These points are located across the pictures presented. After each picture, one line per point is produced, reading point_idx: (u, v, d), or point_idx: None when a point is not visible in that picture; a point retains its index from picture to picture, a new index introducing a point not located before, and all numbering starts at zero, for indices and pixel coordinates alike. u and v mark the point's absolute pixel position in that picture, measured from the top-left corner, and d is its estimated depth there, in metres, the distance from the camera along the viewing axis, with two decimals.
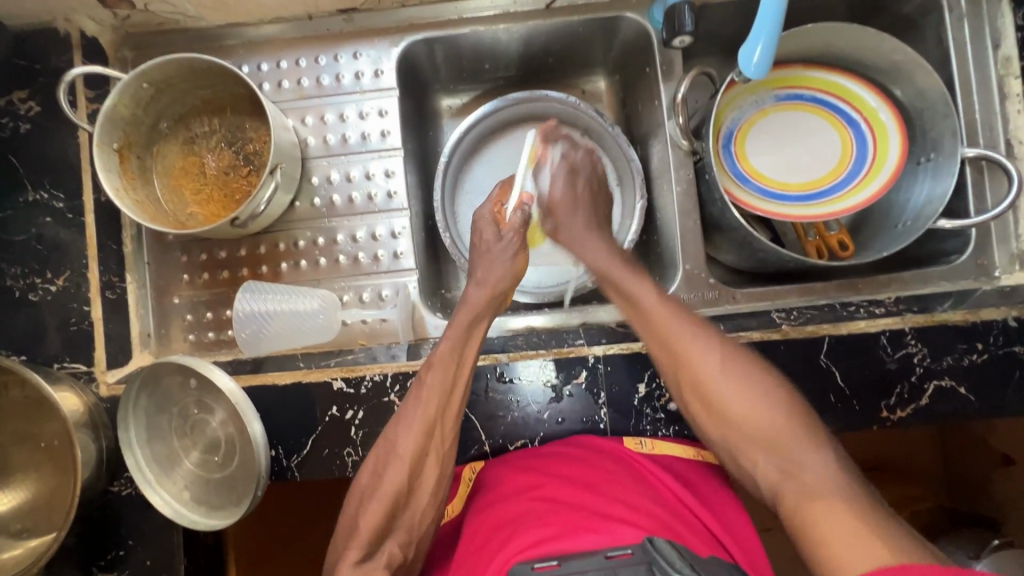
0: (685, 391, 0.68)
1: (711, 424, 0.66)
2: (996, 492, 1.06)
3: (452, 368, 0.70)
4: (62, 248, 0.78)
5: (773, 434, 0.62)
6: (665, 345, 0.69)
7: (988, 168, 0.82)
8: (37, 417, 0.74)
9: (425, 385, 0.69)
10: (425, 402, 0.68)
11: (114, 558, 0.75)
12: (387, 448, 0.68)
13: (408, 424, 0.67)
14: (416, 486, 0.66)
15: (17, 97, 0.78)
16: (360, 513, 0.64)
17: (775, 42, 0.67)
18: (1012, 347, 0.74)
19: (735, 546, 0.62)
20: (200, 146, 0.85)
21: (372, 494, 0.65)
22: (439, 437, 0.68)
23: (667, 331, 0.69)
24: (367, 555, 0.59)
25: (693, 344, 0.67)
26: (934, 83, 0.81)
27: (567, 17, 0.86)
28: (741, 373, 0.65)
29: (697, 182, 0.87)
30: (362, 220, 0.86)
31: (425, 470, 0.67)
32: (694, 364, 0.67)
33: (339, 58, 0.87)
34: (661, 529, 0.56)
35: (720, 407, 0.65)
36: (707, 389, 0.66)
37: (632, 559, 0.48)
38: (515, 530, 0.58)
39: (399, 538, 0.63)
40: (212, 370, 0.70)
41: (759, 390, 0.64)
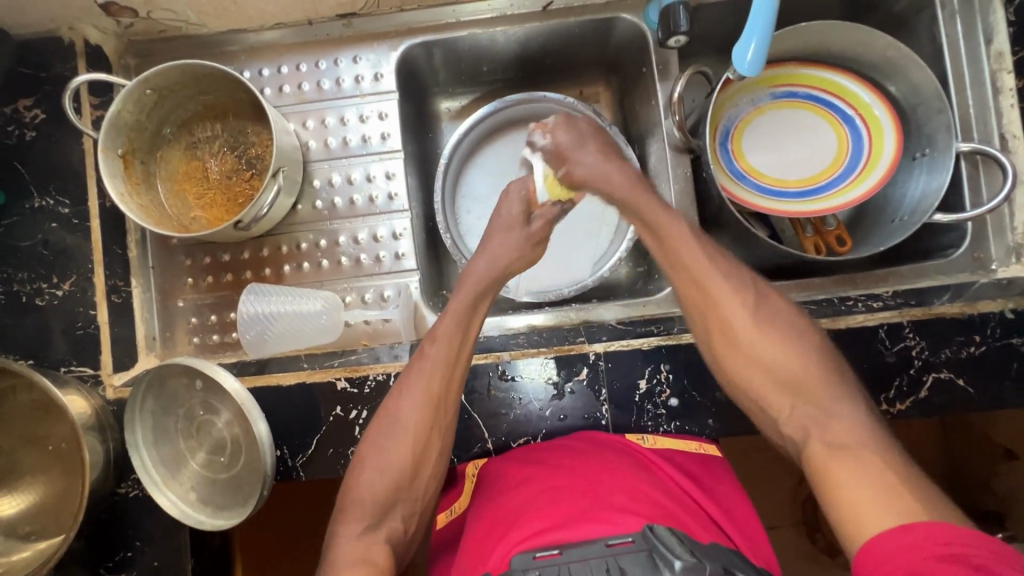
0: (712, 334, 0.71)
1: (736, 363, 0.69)
2: (1000, 486, 1.06)
3: (455, 342, 0.73)
4: (68, 253, 0.79)
5: (800, 369, 0.66)
6: (701, 282, 0.72)
7: (983, 162, 0.82)
8: (46, 420, 0.75)
9: (427, 358, 0.72)
10: (427, 375, 0.71)
11: (122, 559, 0.75)
12: (388, 418, 0.71)
13: (413, 396, 0.70)
14: (418, 458, 0.70)
15: (23, 105, 0.80)
16: (363, 483, 0.69)
17: (768, 41, 0.68)
18: (1010, 339, 0.75)
19: (738, 533, 0.63)
20: (203, 150, 0.86)
21: (374, 464, 0.69)
22: (441, 411, 0.71)
23: (700, 268, 0.72)
24: (370, 526, 0.67)
25: (733, 281, 0.71)
26: (927, 78, 0.82)
27: (563, 19, 0.87)
28: (770, 312, 0.70)
29: (694, 179, 0.88)
30: (364, 221, 0.87)
31: (427, 441, 0.70)
32: (724, 306, 0.71)
33: (339, 62, 0.88)
34: (663, 516, 0.57)
35: (744, 337, 0.69)
36: (737, 328, 0.70)
37: (633, 546, 0.50)
38: (518, 520, 0.59)
39: (401, 511, 0.69)
40: (217, 371, 0.70)
41: (787, 328, 0.69)
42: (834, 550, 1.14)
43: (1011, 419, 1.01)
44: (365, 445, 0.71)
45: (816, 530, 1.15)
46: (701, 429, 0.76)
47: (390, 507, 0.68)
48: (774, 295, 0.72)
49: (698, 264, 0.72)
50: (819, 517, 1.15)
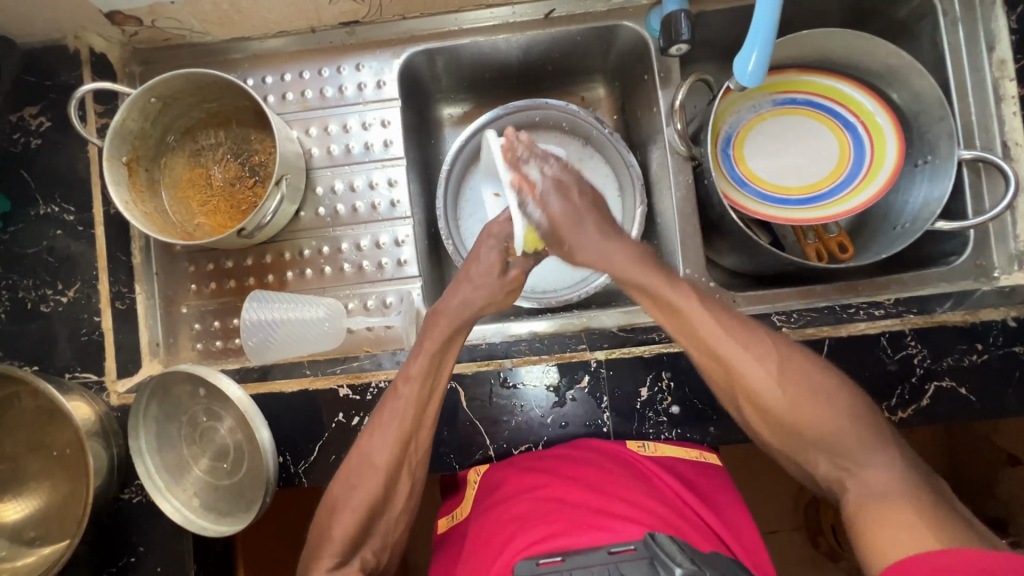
0: (741, 404, 0.68)
1: (766, 429, 0.67)
2: (1003, 491, 1.06)
3: (429, 384, 0.71)
4: (73, 260, 0.80)
5: (826, 426, 0.63)
6: (714, 355, 0.67)
7: (986, 170, 0.82)
8: (51, 425, 0.76)
9: (400, 398, 0.70)
10: (400, 414, 0.70)
11: (125, 565, 0.76)
12: (362, 458, 0.69)
13: (384, 435, 0.69)
14: (388, 496, 0.69)
15: (29, 113, 0.80)
16: (334, 520, 0.67)
17: (769, 51, 0.67)
18: (1012, 347, 0.75)
19: (737, 542, 0.63)
20: (205, 158, 0.86)
21: (347, 501, 0.68)
22: (412, 449, 0.70)
23: (718, 340, 0.67)
24: (343, 561, 0.64)
25: (744, 355, 0.66)
26: (929, 86, 0.82)
27: (565, 27, 0.88)
28: (797, 379, 0.65)
29: (696, 186, 0.88)
30: (366, 228, 0.87)
31: (399, 479, 0.70)
32: (748, 379, 0.66)
33: (342, 70, 0.88)
34: (662, 524, 0.58)
35: (777, 417, 0.65)
36: (767, 401, 0.65)
37: (635, 554, 0.50)
38: (520, 528, 0.59)
39: (374, 542, 0.68)
40: (221, 379, 0.70)
41: (806, 381, 0.65)
42: (836, 555, 1.14)
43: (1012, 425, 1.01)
44: (339, 478, 0.70)
45: (818, 536, 1.15)
46: (702, 436, 0.76)
47: (361, 540, 0.66)
48: (796, 355, 0.67)
49: (710, 338, 0.67)
50: (822, 523, 1.15)
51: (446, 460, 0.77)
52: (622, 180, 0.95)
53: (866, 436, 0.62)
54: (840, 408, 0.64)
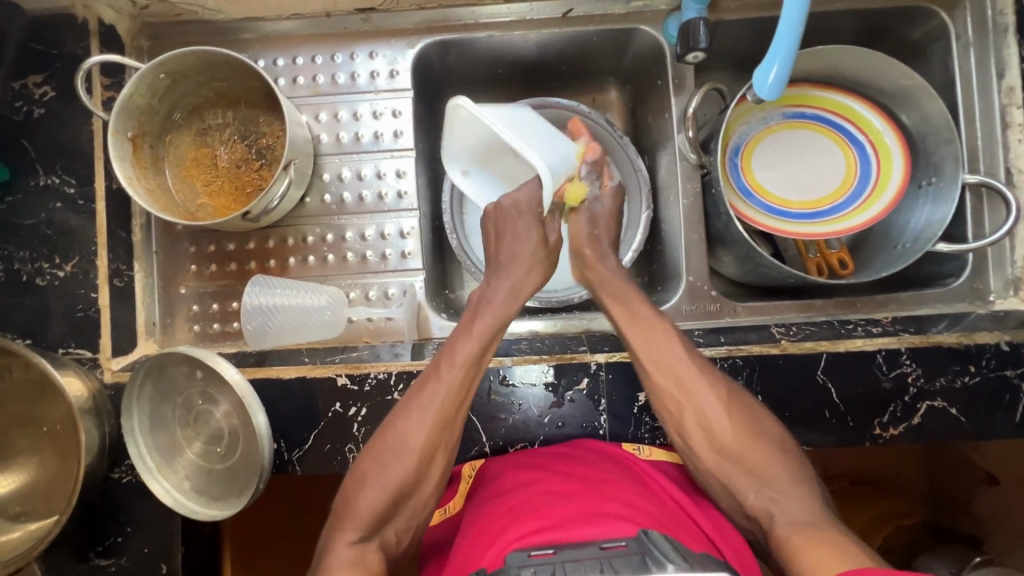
0: (689, 428, 0.70)
1: (703, 449, 0.69)
2: (978, 509, 1.08)
3: (473, 369, 0.71)
4: (71, 234, 0.78)
5: (758, 454, 0.67)
6: (666, 372, 0.71)
7: (988, 196, 0.83)
8: (41, 400, 0.75)
9: (443, 380, 0.70)
10: (441, 397, 0.69)
11: (112, 545, 0.75)
12: (395, 437, 0.69)
13: (422, 416, 0.69)
14: (424, 473, 0.68)
15: (33, 81, 0.79)
16: (359, 495, 0.67)
17: (790, 66, 0.66)
18: (1003, 371, 0.76)
19: (726, 543, 0.63)
20: (212, 138, 0.85)
21: (374, 479, 0.67)
22: (448, 433, 0.70)
23: (673, 358, 0.71)
24: (366, 537, 0.64)
25: (696, 378, 0.70)
26: (939, 109, 0.83)
27: (582, 27, 0.88)
28: (741, 407, 0.70)
29: (704, 196, 0.88)
30: (371, 218, 0.86)
31: (434, 461, 0.69)
32: (700, 401, 0.70)
33: (355, 56, 0.87)
34: (655, 523, 0.58)
35: (720, 443, 0.68)
36: (714, 423, 0.69)
37: (627, 550, 0.51)
38: (513, 519, 0.59)
39: (397, 524, 0.67)
40: (218, 362, 0.70)
41: (744, 411, 0.69)
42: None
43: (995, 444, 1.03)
44: (370, 454, 0.69)
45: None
46: None
47: (385, 522, 0.66)
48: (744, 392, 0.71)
49: (664, 355, 0.71)
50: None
51: None
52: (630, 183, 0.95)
53: (797, 476, 0.66)
54: (778, 448, 0.67)
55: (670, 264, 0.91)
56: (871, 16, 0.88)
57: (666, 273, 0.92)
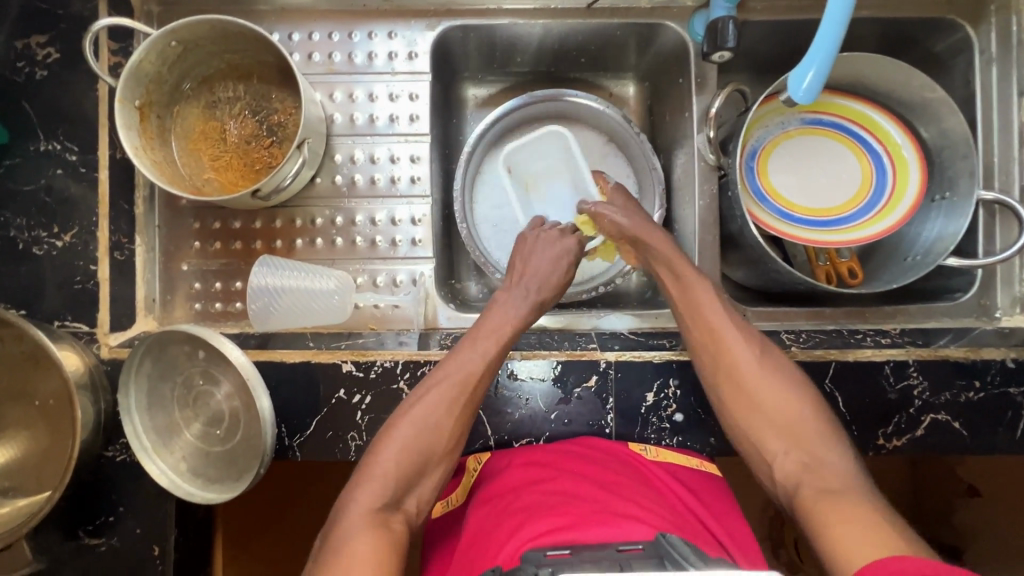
0: (724, 386, 0.70)
1: (740, 408, 0.69)
2: (960, 520, 1.08)
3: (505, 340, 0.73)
4: (71, 203, 0.75)
5: (794, 411, 0.67)
6: (702, 324, 0.73)
7: (1001, 212, 0.84)
8: (34, 373, 0.72)
9: (477, 347, 0.72)
10: (477, 366, 0.70)
11: (103, 523, 0.73)
12: (426, 398, 0.69)
13: (454, 379, 0.69)
14: (451, 440, 0.68)
15: (36, 41, 0.75)
16: (381, 456, 0.65)
17: (828, 70, 0.65)
18: (1006, 388, 0.77)
19: (734, 544, 0.63)
20: (221, 111, 0.82)
21: (399, 438, 0.66)
22: (478, 402, 0.70)
23: (712, 314, 0.73)
24: (388, 499, 0.62)
25: (733, 334, 0.71)
26: (959, 123, 0.83)
27: (606, 19, 0.86)
28: (779, 367, 0.70)
29: (720, 198, 0.87)
30: (382, 203, 0.85)
31: (462, 429, 0.69)
32: (737, 358, 0.70)
33: (373, 35, 0.85)
34: (668, 526, 0.58)
35: (754, 399, 0.68)
36: (749, 381, 0.69)
37: (644, 553, 0.51)
38: (526, 517, 0.59)
39: (418, 491, 0.65)
40: (223, 342, 0.68)
41: (782, 371, 0.69)
42: (795, 566, 1.12)
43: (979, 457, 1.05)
44: (400, 416, 0.68)
45: (779, 547, 1.13)
46: (702, 445, 0.77)
47: (408, 485, 0.64)
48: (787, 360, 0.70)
49: (706, 310, 0.73)
50: (786, 535, 1.14)
51: None
52: (643, 182, 0.95)
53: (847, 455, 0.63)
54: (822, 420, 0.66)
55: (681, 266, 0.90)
56: (896, 26, 0.87)
57: None
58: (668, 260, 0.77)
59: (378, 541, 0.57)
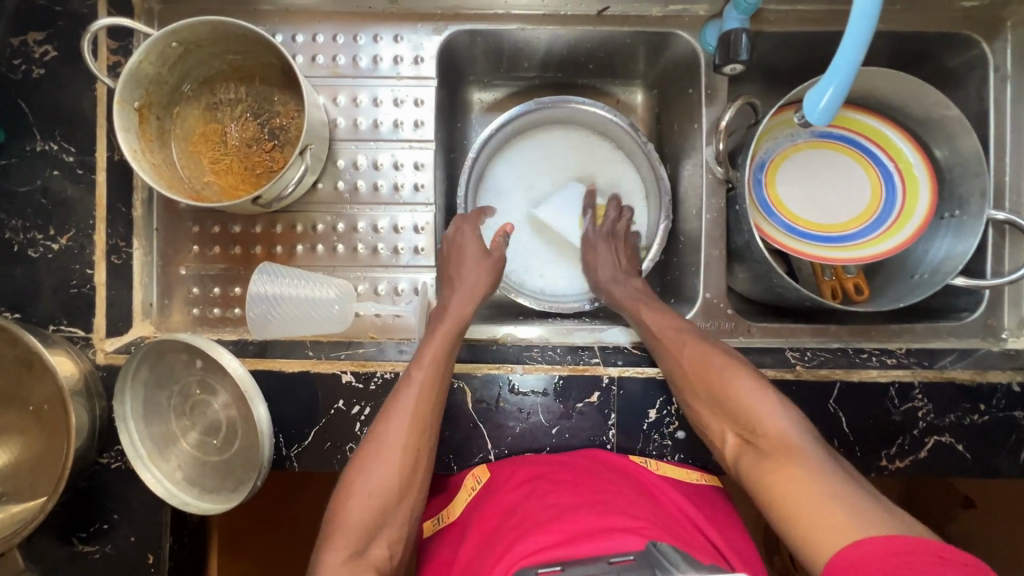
0: (683, 388, 0.71)
1: (703, 409, 0.70)
2: (953, 532, 1.07)
3: (441, 367, 0.70)
4: (68, 205, 0.74)
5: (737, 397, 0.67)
6: (656, 337, 0.75)
7: (1011, 233, 0.83)
8: (28, 378, 0.71)
9: (414, 381, 0.69)
10: (413, 399, 0.68)
11: (96, 531, 0.72)
12: (376, 441, 0.66)
13: (399, 416, 0.67)
14: (408, 479, 0.65)
15: (33, 38, 0.74)
16: (343, 509, 0.63)
17: (847, 88, 0.64)
18: (1011, 411, 0.76)
19: (739, 558, 0.62)
20: (222, 113, 0.81)
21: (358, 488, 0.64)
22: (428, 434, 0.68)
23: (663, 326, 0.75)
24: (357, 552, 0.60)
25: (683, 339, 0.73)
26: (972, 142, 0.82)
27: (616, 27, 0.84)
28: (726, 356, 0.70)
29: (727, 211, 0.86)
30: (385, 210, 0.83)
31: (416, 464, 0.67)
32: (685, 353, 0.72)
33: (379, 39, 0.83)
34: (666, 537, 0.57)
35: (710, 394, 0.68)
36: (697, 373, 0.70)
37: (635, 563, 0.50)
38: (520, 532, 0.59)
39: (386, 537, 0.63)
40: (217, 350, 0.67)
41: (727, 359, 0.70)
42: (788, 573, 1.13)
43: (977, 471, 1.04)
44: (353, 466, 0.66)
45: (773, 554, 1.14)
46: (704, 462, 0.76)
47: (374, 534, 0.62)
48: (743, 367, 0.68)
49: (660, 325, 0.76)
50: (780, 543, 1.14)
51: (444, 460, 0.76)
52: (648, 193, 0.94)
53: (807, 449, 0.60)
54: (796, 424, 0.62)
55: (686, 278, 0.89)
56: (911, 40, 0.86)
57: (683, 287, 0.91)
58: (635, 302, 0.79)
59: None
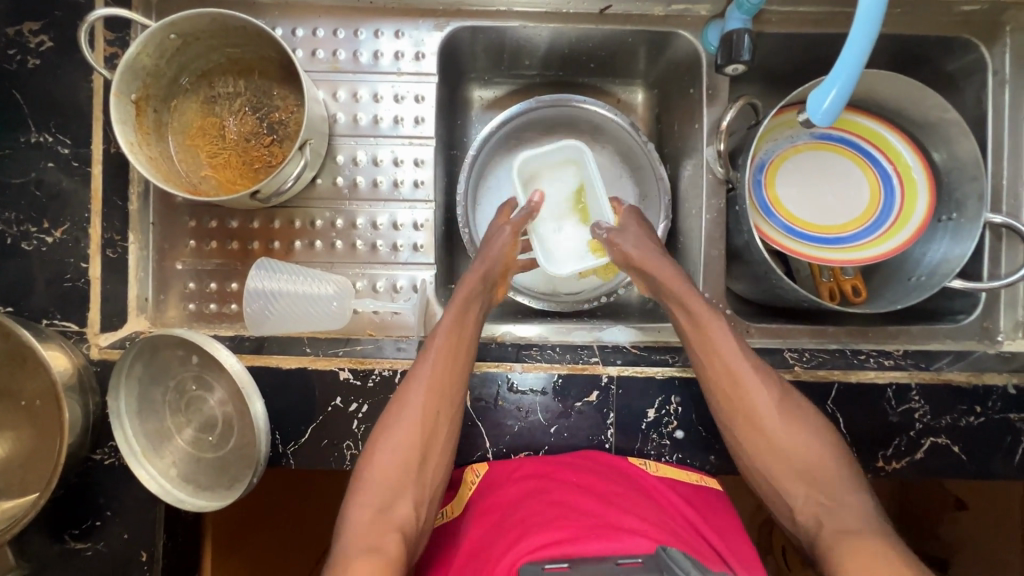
0: (738, 425, 0.69)
1: (757, 450, 0.68)
2: (945, 533, 1.08)
3: (457, 333, 0.72)
4: (62, 198, 0.73)
5: (799, 449, 0.67)
6: (723, 367, 0.70)
7: (1007, 236, 0.84)
8: (20, 373, 0.70)
9: (432, 348, 0.71)
10: (431, 366, 0.70)
11: (89, 528, 0.71)
12: (398, 406, 0.69)
13: (418, 382, 0.69)
14: (427, 443, 0.68)
15: (28, 28, 0.72)
16: (370, 469, 0.66)
17: (849, 90, 0.64)
18: (1007, 413, 0.76)
19: (736, 559, 0.63)
20: (221, 107, 0.80)
21: (382, 449, 0.67)
22: (447, 399, 0.69)
23: (729, 355, 0.70)
24: (381, 510, 0.63)
25: (751, 374, 0.69)
26: (970, 145, 0.82)
27: (619, 26, 0.84)
28: (789, 403, 0.69)
29: (727, 212, 0.86)
30: (384, 206, 0.83)
31: (435, 428, 0.69)
32: (750, 396, 0.69)
33: (380, 34, 0.83)
34: (670, 539, 0.58)
35: (769, 438, 0.68)
36: (762, 420, 0.68)
37: (643, 566, 0.51)
38: (524, 527, 0.59)
39: (410, 499, 0.65)
40: (214, 346, 0.67)
41: (790, 406, 0.69)
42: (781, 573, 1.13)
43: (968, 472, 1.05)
44: (376, 430, 0.69)
45: (767, 554, 1.14)
46: (702, 462, 0.76)
47: (397, 496, 0.65)
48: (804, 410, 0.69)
49: (723, 351, 0.71)
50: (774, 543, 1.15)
51: None
52: (648, 192, 0.94)
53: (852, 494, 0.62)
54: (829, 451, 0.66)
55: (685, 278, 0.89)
56: (911, 43, 0.86)
57: None
58: (682, 299, 0.74)
59: (371, 562, 0.57)
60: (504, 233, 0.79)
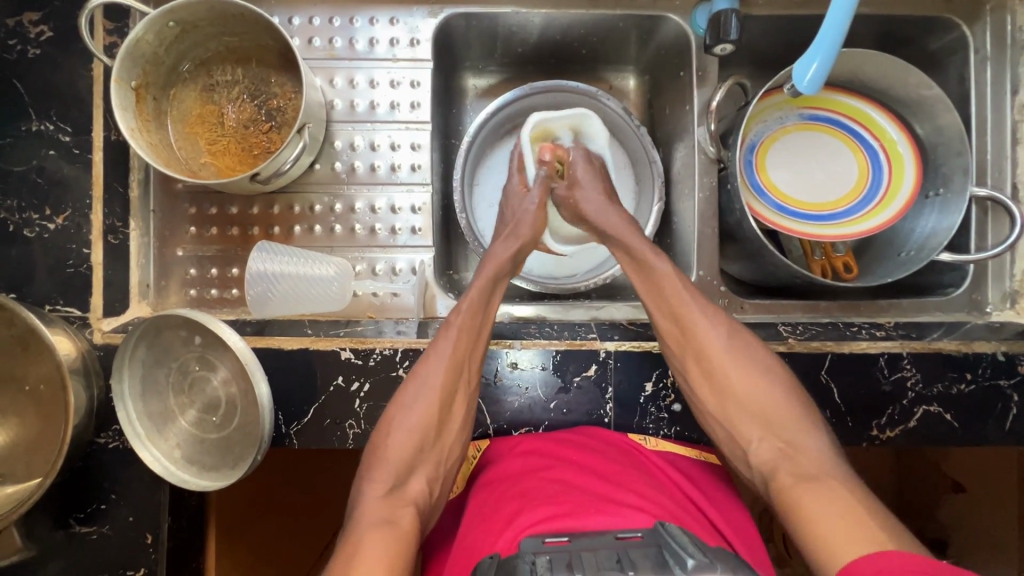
0: (698, 378, 0.72)
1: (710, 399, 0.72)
2: (944, 515, 1.08)
3: (478, 314, 0.73)
4: (65, 184, 0.74)
5: (766, 401, 0.69)
6: (677, 321, 0.73)
7: (992, 209, 0.86)
8: (23, 358, 0.70)
9: (453, 326, 0.72)
10: (452, 345, 0.70)
11: (94, 512, 0.72)
12: (418, 381, 0.70)
13: (440, 358, 0.70)
14: (444, 420, 0.69)
15: (28, 19, 0.74)
16: (388, 443, 0.67)
17: (831, 61, 0.66)
18: (996, 380, 0.78)
19: (733, 533, 0.64)
20: (219, 95, 0.81)
21: (400, 424, 0.68)
22: (466, 377, 0.71)
23: (686, 312, 0.73)
24: (396, 485, 0.65)
25: (706, 330, 0.72)
26: (953, 120, 0.84)
27: (609, 11, 0.85)
28: (743, 349, 0.72)
29: (719, 190, 0.88)
30: (382, 190, 0.84)
31: (454, 404, 0.70)
32: (704, 347, 0.72)
33: (375, 21, 0.84)
34: (668, 515, 0.60)
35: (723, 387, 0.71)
36: (714, 368, 0.71)
37: (642, 540, 0.53)
38: (523, 504, 0.61)
39: (423, 474, 0.67)
40: (219, 326, 0.67)
41: (752, 357, 0.71)
42: (782, 561, 1.14)
43: (963, 451, 1.05)
44: (393, 404, 0.70)
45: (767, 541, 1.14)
46: (699, 436, 0.77)
47: (411, 470, 0.66)
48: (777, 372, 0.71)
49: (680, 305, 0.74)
50: (773, 529, 1.15)
51: None
52: (641, 173, 0.95)
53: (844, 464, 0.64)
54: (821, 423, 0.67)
55: (680, 257, 0.91)
56: (894, 23, 0.88)
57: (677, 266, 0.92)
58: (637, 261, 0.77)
59: (383, 535, 0.59)
60: (531, 212, 0.81)
